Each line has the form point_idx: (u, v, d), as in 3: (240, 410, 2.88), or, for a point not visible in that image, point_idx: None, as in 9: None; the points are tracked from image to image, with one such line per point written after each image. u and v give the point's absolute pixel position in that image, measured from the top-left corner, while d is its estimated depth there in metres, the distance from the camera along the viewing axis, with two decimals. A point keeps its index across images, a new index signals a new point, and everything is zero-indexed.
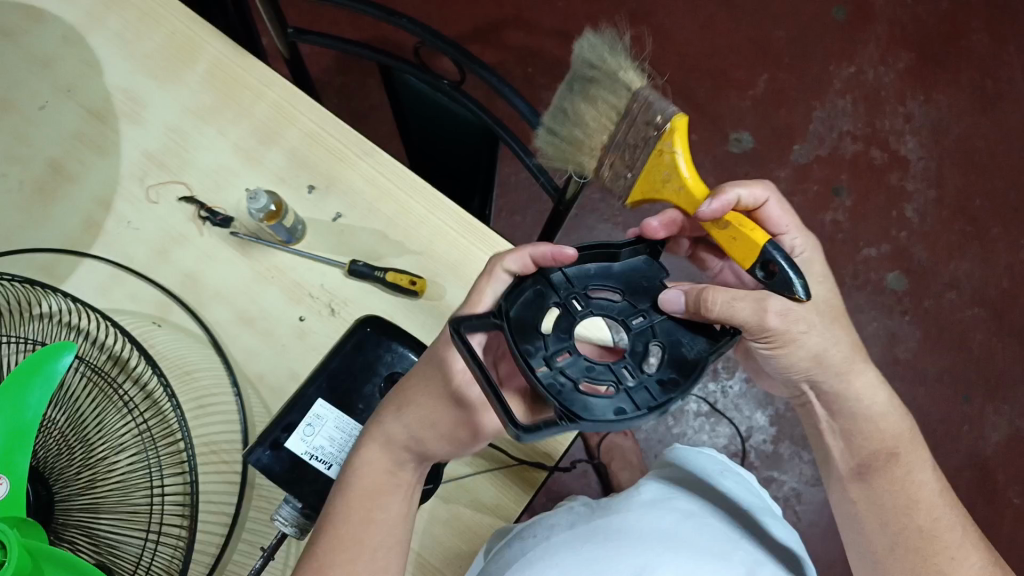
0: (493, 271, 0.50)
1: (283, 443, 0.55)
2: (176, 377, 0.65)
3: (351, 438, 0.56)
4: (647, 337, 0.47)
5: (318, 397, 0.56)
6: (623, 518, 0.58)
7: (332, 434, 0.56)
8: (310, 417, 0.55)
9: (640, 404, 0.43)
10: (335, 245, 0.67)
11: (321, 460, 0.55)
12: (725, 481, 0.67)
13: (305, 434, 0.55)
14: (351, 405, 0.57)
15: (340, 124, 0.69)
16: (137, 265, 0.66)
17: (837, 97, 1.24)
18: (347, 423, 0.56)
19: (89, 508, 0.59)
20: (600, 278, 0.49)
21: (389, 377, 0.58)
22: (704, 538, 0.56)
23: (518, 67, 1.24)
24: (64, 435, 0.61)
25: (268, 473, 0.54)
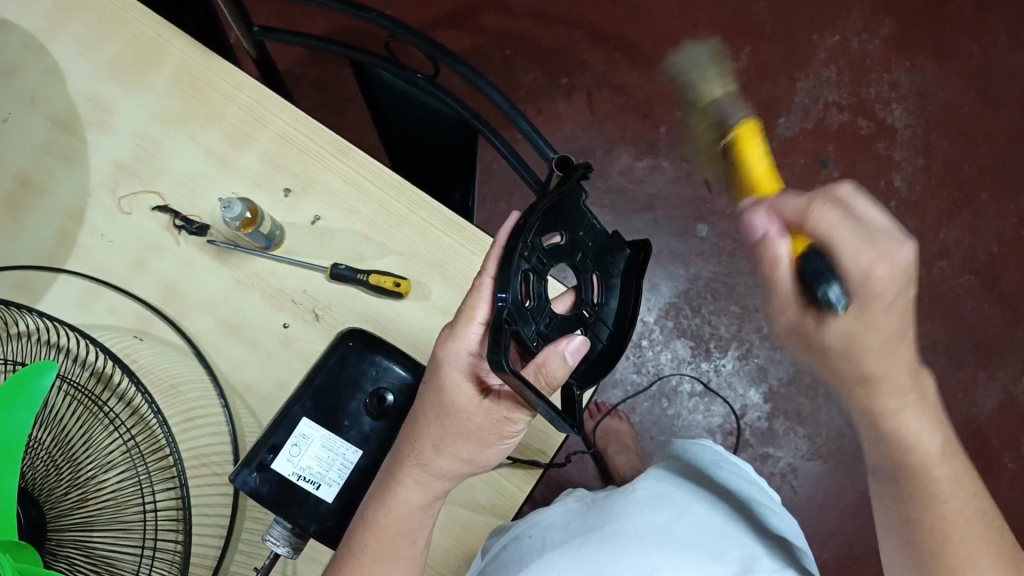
0: (478, 282, 0.48)
1: (269, 465, 0.53)
2: (161, 391, 0.64)
3: (338, 457, 0.55)
4: (589, 269, 0.52)
5: (303, 415, 0.54)
6: (618, 510, 0.60)
7: (319, 454, 0.54)
8: (295, 437, 0.54)
9: (601, 343, 0.53)
10: (315, 248, 0.65)
11: (309, 480, 0.54)
12: (719, 470, 0.68)
13: (291, 454, 0.54)
14: (338, 423, 0.55)
15: (312, 123, 0.67)
16: (113, 278, 0.65)
17: (822, 67, 1.23)
18: (336, 442, 0.55)
19: (82, 524, 0.59)
20: (551, 223, 0.48)
21: (375, 392, 0.56)
22: (701, 532, 0.57)
23: (494, 50, 1.22)
24: (51, 456, 0.59)
25: (256, 497, 0.53)
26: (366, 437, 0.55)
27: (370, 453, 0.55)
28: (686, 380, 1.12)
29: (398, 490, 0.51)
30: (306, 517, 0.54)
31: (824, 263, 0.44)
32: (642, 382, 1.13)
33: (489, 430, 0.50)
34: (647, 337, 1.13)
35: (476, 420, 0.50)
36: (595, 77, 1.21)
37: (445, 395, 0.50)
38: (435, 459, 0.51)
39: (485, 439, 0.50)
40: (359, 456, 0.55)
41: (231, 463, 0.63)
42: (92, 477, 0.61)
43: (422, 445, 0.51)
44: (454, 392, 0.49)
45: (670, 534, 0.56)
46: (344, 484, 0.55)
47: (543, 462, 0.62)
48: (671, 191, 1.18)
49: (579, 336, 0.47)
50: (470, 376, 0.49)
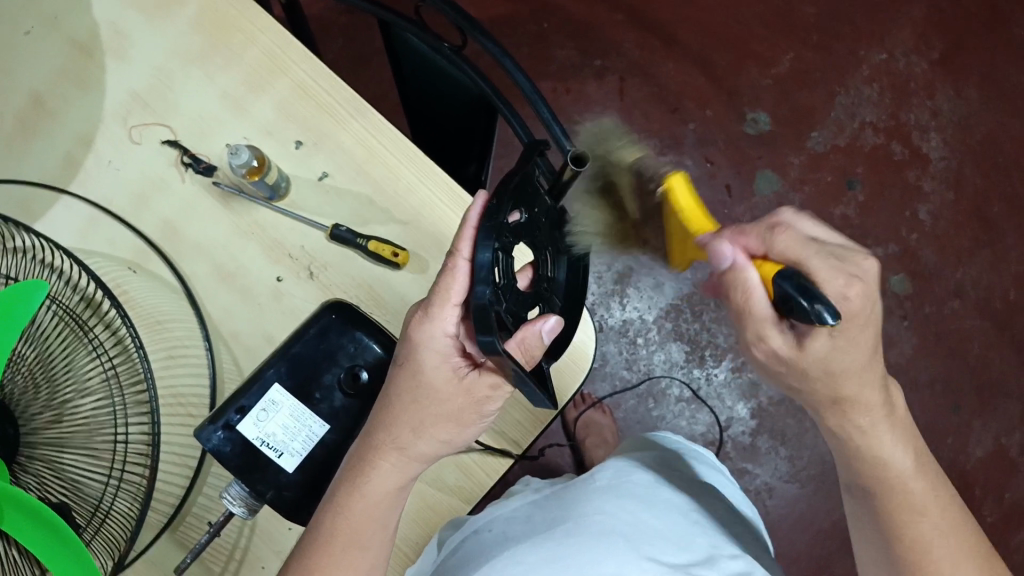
0: (453, 265, 0.47)
1: (235, 425, 0.53)
2: (147, 325, 0.64)
3: (304, 429, 0.54)
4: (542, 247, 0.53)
5: (275, 380, 0.54)
6: (583, 504, 0.60)
7: (285, 423, 0.54)
8: (265, 402, 0.54)
9: (556, 310, 0.54)
10: (318, 206, 0.65)
11: (271, 448, 0.53)
12: (681, 469, 0.68)
13: (258, 418, 0.53)
14: (308, 394, 0.55)
15: (333, 78, 0.65)
16: (115, 207, 0.65)
17: (863, 83, 1.19)
18: (303, 413, 0.54)
19: (55, 443, 0.58)
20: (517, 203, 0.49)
21: (350, 369, 0.56)
22: (664, 524, 0.58)
23: (531, 20, 1.19)
24: (32, 372, 0.59)
25: (219, 458, 0.52)
26: (335, 412, 0.55)
27: (337, 428, 0.55)
28: (675, 383, 1.12)
29: (372, 472, 0.50)
30: (264, 484, 0.53)
31: (794, 280, 0.43)
32: (631, 379, 1.12)
33: (469, 410, 0.50)
34: (642, 336, 1.13)
35: (456, 400, 0.50)
36: (630, 63, 1.19)
37: (420, 374, 0.49)
38: (412, 441, 0.50)
39: (464, 419, 0.51)
40: (324, 430, 0.55)
41: (206, 407, 0.63)
42: (68, 400, 0.61)
43: (395, 424, 0.50)
44: (431, 371, 0.49)
45: (635, 524, 0.57)
46: (306, 458, 0.54)
47: (513, 453, 0.63)
48: None
49: (555, 315, 0.47)
50: (446, 358, 0.49)
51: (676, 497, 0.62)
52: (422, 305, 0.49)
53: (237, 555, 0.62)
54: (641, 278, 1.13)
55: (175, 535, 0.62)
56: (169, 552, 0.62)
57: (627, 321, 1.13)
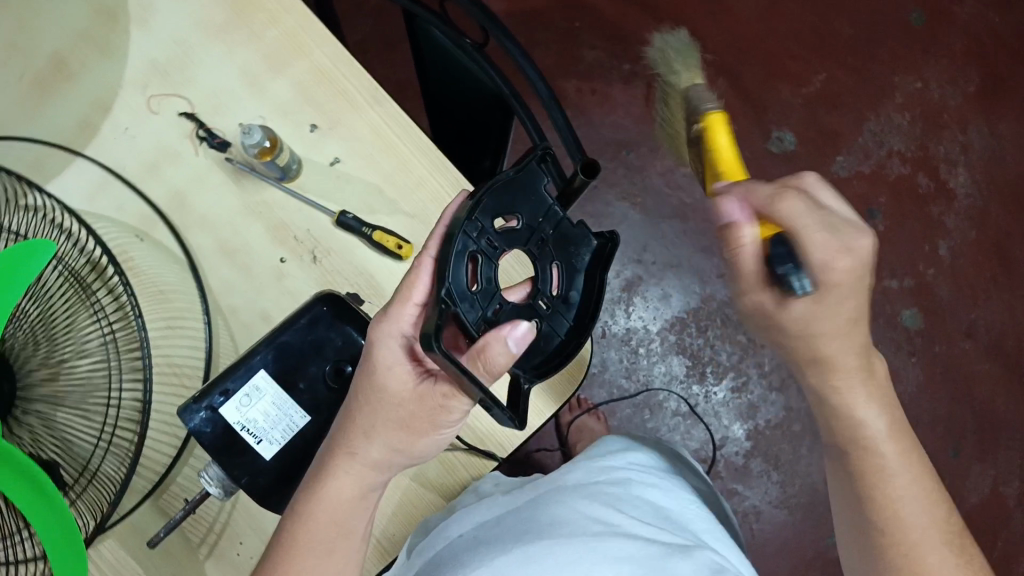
0: (419, 262, 0.48)
1: (218, 408, 0.53)
2: (149, 295, 0.64)
3: (285, 417, 0.54)
4: (546, 259, 0.50)
5: (261, 366, 0.54)
6: (546, 509, 0.60)
7: (267, 411, 0.54)
8: (248, 387, 0.54)
9: (555, 331, 0.51)
10: (327, 191, 0.65)
11: (252, 434, 0.54)
12: (642, 458, 0.69)
13: (241, 403, 0.53)
14: (291, 383, 0.55)
15: (352, 65, 0.65)
16: (128, 174, 0.65)
17: (894, 112, 1.18)
18: (285, 402, 0.54)
19: (50, 400, 0.60)
20: (503, 209, 0.49)
21: (334, 363, 0.56)
22: (639, 525, 0.58)
23: (564, 18, 1.18)
24: (33, 329, 0.60)
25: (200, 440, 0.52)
26: (318, 403, 0.55)
27: (317, 420, 0.55)
28: (673, 397, 1.11)
29: (330, 479, 0.51)
30: (241, 469, 0.53)
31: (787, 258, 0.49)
32: (628, 389, 1.12)
33: (425, 419, 0.50)
34: (644, 346, 1.12)
35: (409, 406, 0.50)
36: None
37: (376, 378, 0.50)
38: (365, 446, 0.51)
39: (418, 427, 0.51)
40: (305, 421, 0.55)
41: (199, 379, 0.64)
42: (65, 360, 0.61)
43: (349, 430, 0.51)
44: (386, 376, 0.50)
45: (609, 526, 0.57)
46: (283, 446, 0.54)
47: (497, 456, 0.63)
48: (708, 204, 1.15)
49: (525, 323, 0.45)
50: (403, 361, 0.50)
51: (640, 487, 0.63)
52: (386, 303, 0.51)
53: (216, 530, 0.63)
54: (648, 288, 1.13)
55: (158, 503, 0.63)
56: (151, 521, 0.63)
57: (631, 330, 1.12)
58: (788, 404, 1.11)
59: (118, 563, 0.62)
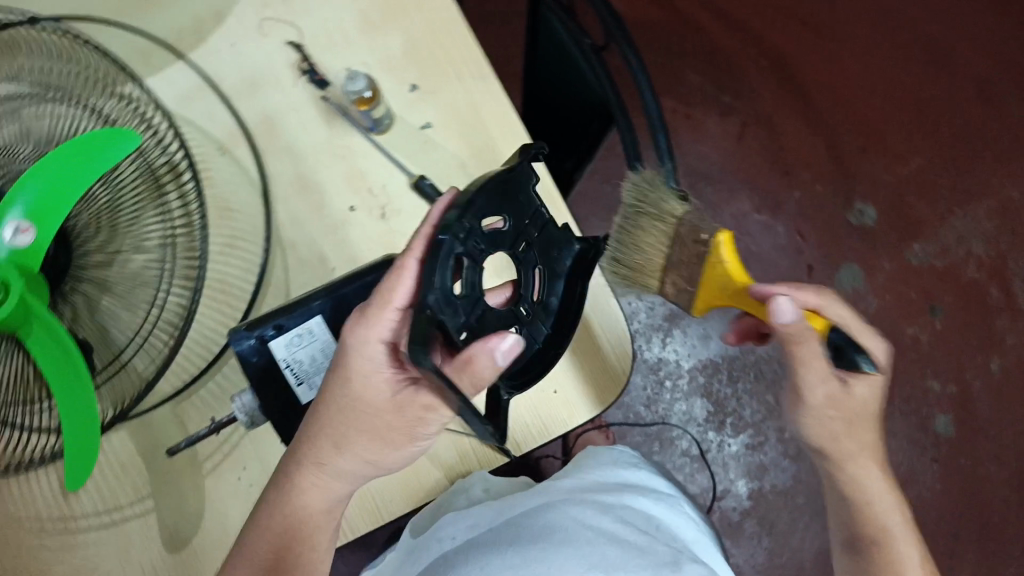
0: (403, 263, 0.47)
1: (268, 341, 0.53)
2: (217, 209, 0.65)
3: (329, 365, 0.55)
4: (529, 263, 0.49)
5: (318, 312, 0.54)
6: (540, 513, 0.61)
7: (314, 354, 0.54)
8: (301, 329, 0.54)
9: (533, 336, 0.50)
10: (412, 153, 0.65)
11: (293, 374, 0.54)
12: (634, 472, 0.70)
13: (291, 342, 0.54)
14: (344, 335, 0.55)
15: (467, 36, 0.65)
16: (224, 86, 0.66)
17: (984, 215, 1.15)
18: (333, 352, 0.54)
19: (97, 285, 0.60)
20: (488, 213, 0.47)
21: None
22: (632, 528, 0.59)
23: (679, 39, 1.18)
24: (99, 214, 0.61)
25: (244, 366, 0.53)
26: None
27: None
28: (686, 437, 1.10)
29: (303, 480, 0.52)
30: (276, 405, 0.54)
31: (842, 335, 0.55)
32: (645, 417, 1.11)
33: (402, 431, 0.51)
34: (671, 380, 1.11)
35: (386, 417, 0.50)
36: (759, 112, 1.17)
37: (350, 385, 0.50)
38: (335, 456, 0.51)
39: (393, 438, 0.51)
40: None
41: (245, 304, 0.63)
42: (120, 252, 0.60)
43: (313, 436, 0.51)
44: (361, 385, 0.49)
45: (601, 527, 0.58)
46: (318, 394, 0.55)
47: (510, 454, 0.64)
48: (772, 257, 1.13)
49: (514, 336, 0.45)
50: (378, 371, 0.49)
51: (631, 497, 0.64)
52: (360, 309, 0.49)
53: (223, 451, 0.64)
54: (690, 324, 1.12)
55: (175, 408, 0.64)
56: (166, 426, 0.64)
57: (662, 360, 1.12)
58: (798, 475, 1.09)
59: (125, 456, 0.64)
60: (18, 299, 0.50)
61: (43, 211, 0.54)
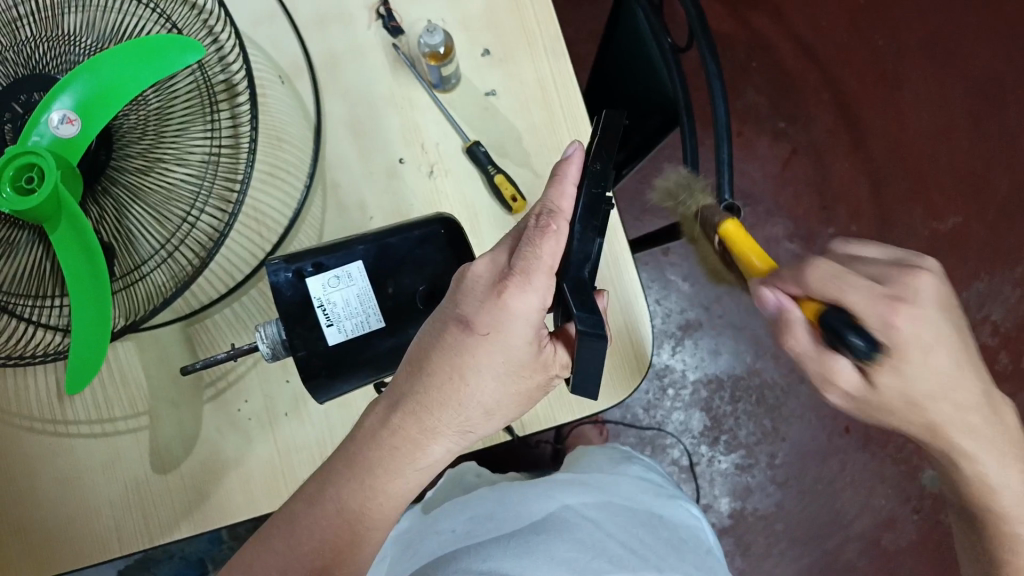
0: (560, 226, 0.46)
1: (306, 276, 0.53)
2: (266, 137, 0.64)
3: (362, 313, 0.53)
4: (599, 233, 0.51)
5: (360, 257, 0.53)
6: (541, 507, 0.61)
7: (349, 299, 0.53)
8: (340, 271, 0.53)
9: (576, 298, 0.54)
10: (472, 117, 0.64)
11: (325, 315, 0.53)
12: (631, 463, 0.71)
13: (328, 282, 0.53)
14: (380, 284, 0.54)
15: (548, 11, 0.65)
16: (297, 14, 0.65)
17: (1010, 283, 1.15)
18: (368, 299, 0.53)
19: (132, 191, 0.58)
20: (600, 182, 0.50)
21: (426, 285, 0.55)
22: (636, 532, 0.60)
23: (746, 53, 1.17)
24: (146, 118, 0.59)
25: (275, 294, 0.52)
26: (393, 312, 0.54)
27: (389, 329, 0.54)
28: (679, 447, 1.11)
29: (430, 446, 0.50)
30: (301, 341, 0.53)
31: (835, 315, 0.44)
32: (642, 420, 1.12)
33: (542, 388, 0.51)
34: (675, 389, 1.12)
35: (533, 379, 0.49)
36: (810, 142, 1.17)
37: (508, 348, 0.47)
38: (479, 422, 0.50)
39: (533, 397, 0.51)
40: (377, 326, 0.54)
41: (276, 234, 0.63)
42: (161, 161, 0.59)
43: (456, 401, 0.48)
44: (519, 347, 0.47)
45: (604, 530, 0.59)
46: (346, 340, 0.53)
47: (512, 432, 0.64)
48: None
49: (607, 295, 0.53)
50: (532, 332, 0.47)
51: (633, 496, 0.65)
52: (518, 274, 0.45)
53: (228, 379, 0.64)
54: (703, 336, 1.12)
55: (187, 329, 0.64)
56: (174, 346, 0.64)
57: (668, 368, 1.12)
58: (782, 502, 1.10)
59: (130, 367, 0.63)
60: (52, 191, 0.49)
61: (91, 105, 0.52)
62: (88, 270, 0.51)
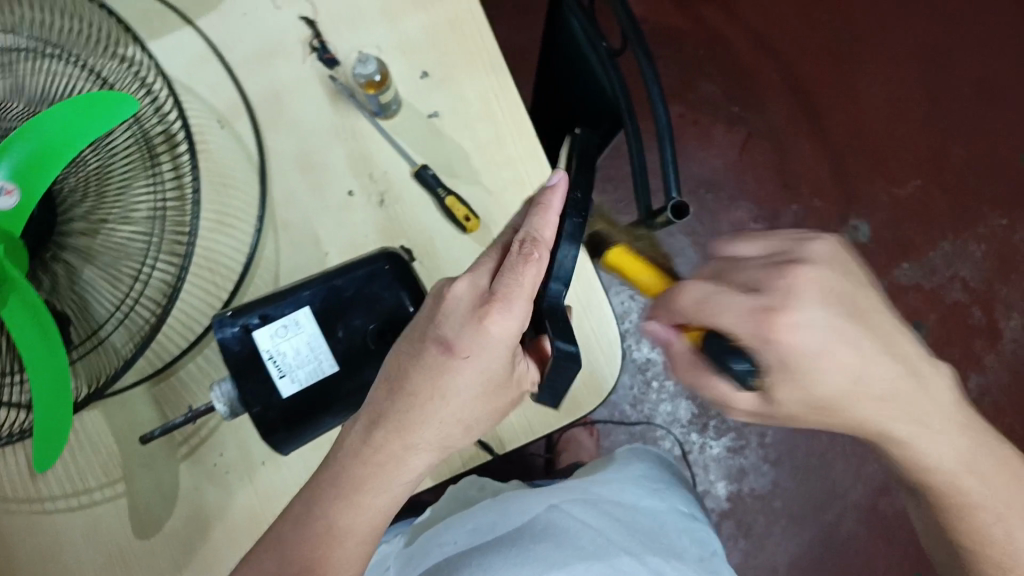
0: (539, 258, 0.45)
1: (252, 330, 0.52)
2: (212, 184, 0.63)
3: (314, 360, 0.52)
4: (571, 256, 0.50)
5: (307, 303, 0.53)
6: (543, 514, 0.60)
7: (299, 348, 0.52)
8: (288, 319, 0.52)
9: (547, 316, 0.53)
10: (418, 141, 0.63)
11: (276, 366, 0.52)
12: (634, 464, 0.70)
13: (277, 332, 0.52)
14: (331, 329, 0.53)
15: (484, 27, 0.64)
16: (230, 56, 0.64)
17: (974, 241, 1.16)
18: (319, 345, 0.52)
19: (81, 254, 0.57)
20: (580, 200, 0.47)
21: (379, 324, 0.53)
22: (639, 536, 0.59)
23: (691, 43, 1.18)
24: (86, 180, 0.57)
25: (223, 351, 0.51)
26: (348, 355, 0.53)
27: (344, 372, 0.53)
28: (670, 438, 1.11)
29: (411, 461, 0.47)
30: (255, 397, 0.52)
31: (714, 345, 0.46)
32: (630, 416, 1.11)
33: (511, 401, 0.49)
34: (658, 380, 1.12)
35: (505, 395, 0.48)
36: (764, 124, 1.17)
37: (487, 367, 0.46)
38: (460, 439, 0.48)
39: (506, 409, 0.50)
40: (332, 371, 0.52)
41: (233, 281, 0.62)
42: (105, 222, 0.58)
43: (437, 417, 0.46)
44: (498, 364, 0.46)
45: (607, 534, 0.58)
46: (302, 390, 0.52)
47: (494, 451, 0.63)
48: None
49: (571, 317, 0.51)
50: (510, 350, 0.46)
51: (637, 497, 0.64)
52: (498, 299, 0.45)
53: (201, 434, 0.62)
54: None
55: (153, 387, 0.62)
56: (142, 407, 0.62)
57: (650, 361, 1.12)
58: (777, 481, 1.11)
59: (98, 433, 0.62)
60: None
61: (26, 173, 0.49)
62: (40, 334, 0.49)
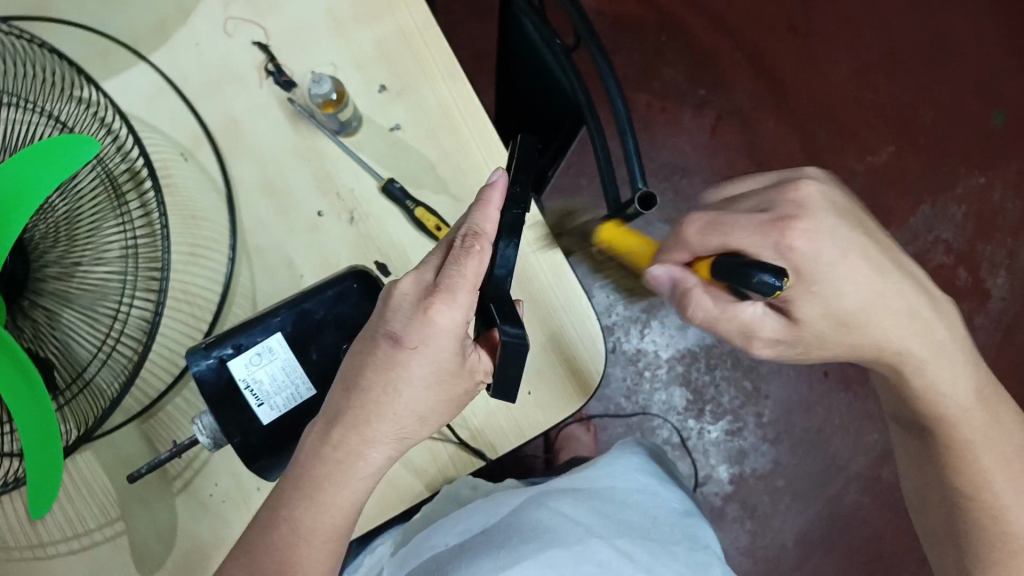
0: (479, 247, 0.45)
1: (226, 362, 0.52)
2: (181, 217, 0.63)
3: (291, 385, 0.53)
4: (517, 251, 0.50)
5: (278, 330, 0.53)
6: (530, 513, 0.60)
7: (275, 374, 0.52)
8: (261, 347, 0.52)
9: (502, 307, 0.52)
10: (382, 155, 0.64)
11: (254, 395, 0.52)
12: (627, 458, 0.70)
13: (251, 361, 0.52)
14: (304, 351, 0.53)
15: (437, 36, 0.64)
16: (187, 88, 0.64)
17: (952, 202, 1.16)
18: (294, 369, 0.53)
19: (57, 300, 0.57)
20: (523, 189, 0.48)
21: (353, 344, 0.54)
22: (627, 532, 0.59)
23: (654, 31, 1.18)
24: (56, 225, 0.57)
25: (199, 387, 0.52)
26: (324, 375, 0.53)
27: (321, 394, 0.53)
28: (667, 427, 1.11)
29: (370, 453, 0.47)
30: (235, 426, 0.52)
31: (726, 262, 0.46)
32: (625, 408, 1.12)
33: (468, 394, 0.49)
34: (651, 370, 1.12)
35: (461, 387, 0.48)
36: (733, 105, 1.18)
37: (435, 359, 0.46)
38: (416, 431, 0.48)
39: (462, 403, 0.49)
40: (310, 394, 0.53)
41: (211, 311, 0.62)
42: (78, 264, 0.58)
43: (393, 410, 0.47)
44: (447, 355, 0.46)
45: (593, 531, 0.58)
46: (282, 415, 0.52)
47: (487, 457, 0.63)
48: None
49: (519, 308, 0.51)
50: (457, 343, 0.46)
51: (627, 494, 0.64)
52: (442, 291, 0.45)
53: (195, 467, 0.62)
54: (668, 314, 1.12)
55: (141, 426, 0.62)
56: (132, 445, 0.62)
57: (641, 351, 1.12)
58: (777, 459, 1.11)
59: (92, 477, 0.62)
60: None
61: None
62: (24, 390, 0.45)
